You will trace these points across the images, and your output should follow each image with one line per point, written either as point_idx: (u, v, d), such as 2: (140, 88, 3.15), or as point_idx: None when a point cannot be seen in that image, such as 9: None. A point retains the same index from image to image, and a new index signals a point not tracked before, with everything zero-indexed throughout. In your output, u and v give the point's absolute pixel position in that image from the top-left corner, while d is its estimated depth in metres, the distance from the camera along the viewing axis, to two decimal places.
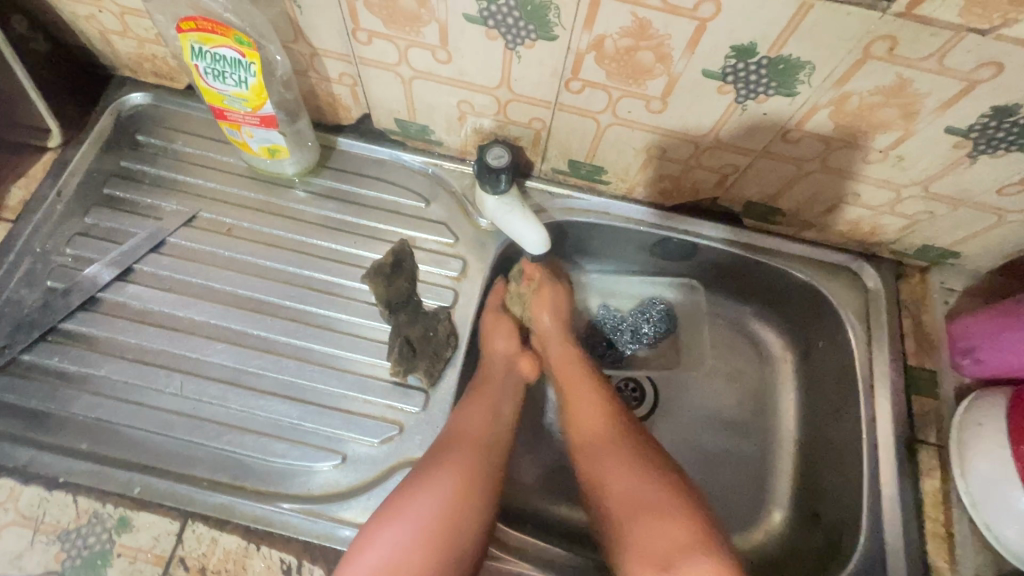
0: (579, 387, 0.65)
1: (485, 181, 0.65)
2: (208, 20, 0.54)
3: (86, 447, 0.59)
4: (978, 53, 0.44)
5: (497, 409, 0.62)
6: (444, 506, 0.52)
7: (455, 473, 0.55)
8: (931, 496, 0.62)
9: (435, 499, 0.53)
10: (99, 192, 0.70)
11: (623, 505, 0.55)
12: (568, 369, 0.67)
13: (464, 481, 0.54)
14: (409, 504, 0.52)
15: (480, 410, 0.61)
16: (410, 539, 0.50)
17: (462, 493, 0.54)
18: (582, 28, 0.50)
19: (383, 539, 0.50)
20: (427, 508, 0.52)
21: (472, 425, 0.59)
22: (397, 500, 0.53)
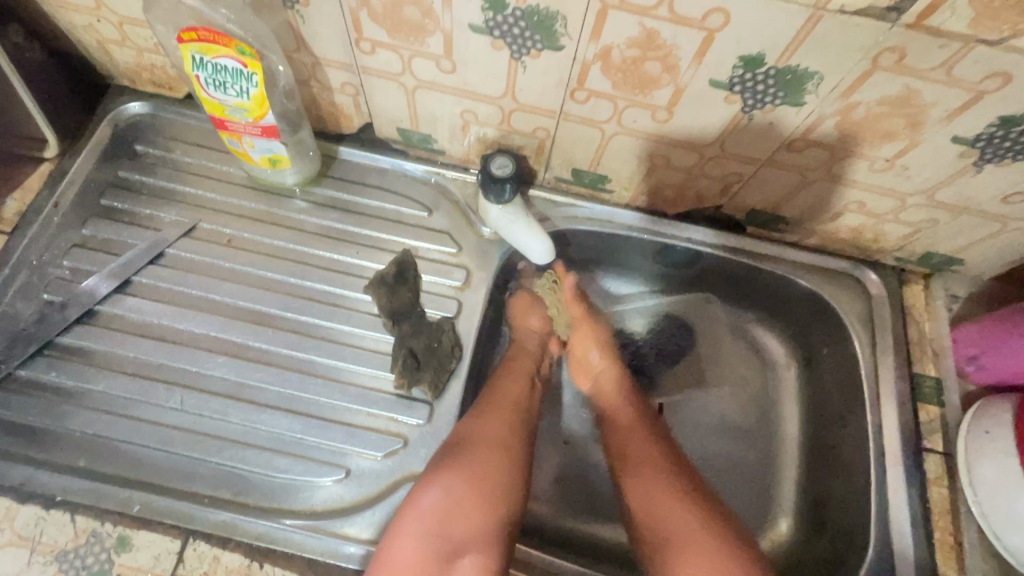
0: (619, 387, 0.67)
1: (490, 192, 0.64)
2: (209, 29, 0.53)
3: (83, 464, 0.58)
4: (986, 64, 0.44)
5: (532, 384, 0.65)
6: (496, 461, 0.55)
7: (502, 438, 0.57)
8: (938, 505, 0.62)
9: (486, 458, 0.54)
10: (97, 203, 0.69)
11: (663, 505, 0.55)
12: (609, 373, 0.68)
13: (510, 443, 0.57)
14: (459, 462, 0.54)
15: (520, 384, 0.63)
16: (462, 488, 0.52)
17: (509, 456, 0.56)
18: (589, 38, 0.50)
19: (438, 485, 0.52)
20: (481, 461, 0.54)
21: (515, 396, 0.62)
22: (447, 455, 0.54)
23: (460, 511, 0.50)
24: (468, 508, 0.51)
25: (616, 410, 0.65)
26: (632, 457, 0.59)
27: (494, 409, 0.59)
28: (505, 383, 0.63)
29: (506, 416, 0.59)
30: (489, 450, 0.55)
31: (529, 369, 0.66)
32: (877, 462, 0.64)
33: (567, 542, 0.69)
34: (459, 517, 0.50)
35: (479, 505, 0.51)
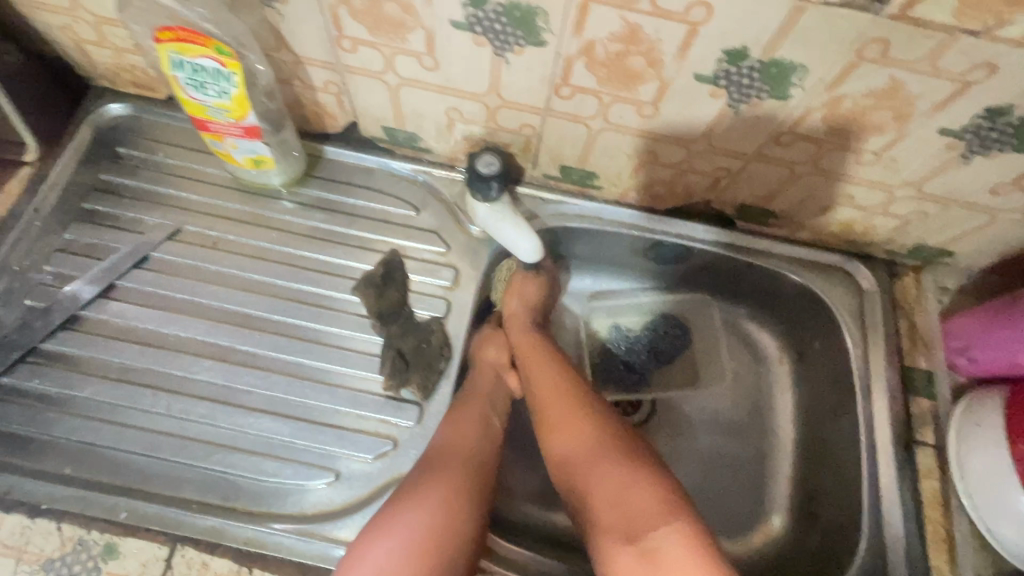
0: (537, 359, 0.64)
1: (478, 191, 0.63)
2: (186, 29, 0.52)
3: (69, 471, 0.57)
4: (972, 54, 0.43)
5: (488, 429, 0.60)
6: (434, 521, 0.49)
7: (443, 494, 0.51)
8: (930, 497, 0.62)
9: (423, 515, 0.49)
10: (79, 207, 0.68)
11: (588, 482, 0.52)
12: (525, 349, 0.65)
13: (452, 497, 0.51)
14: (393, 525, 0.49)
15: (468, 434, 0.58)
16: (396, 547, 0.47)
17: (448, 509, 0.50)
18: (571, 33, 0.49)
19: (368, 559, 0.46)
20: (416, 521, 0.49)
21: (451, 443, 0.57)
22: (383, 520, 0.49)
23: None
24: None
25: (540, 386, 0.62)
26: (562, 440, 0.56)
27: (437, 469, 0.54)
28: (455, 432, 0.58)
29: (451, 470, 0.54)
30: (427, 507, 0.50)
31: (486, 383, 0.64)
32: (868, 455, 0.64)
33: (557, 539, 0.68)
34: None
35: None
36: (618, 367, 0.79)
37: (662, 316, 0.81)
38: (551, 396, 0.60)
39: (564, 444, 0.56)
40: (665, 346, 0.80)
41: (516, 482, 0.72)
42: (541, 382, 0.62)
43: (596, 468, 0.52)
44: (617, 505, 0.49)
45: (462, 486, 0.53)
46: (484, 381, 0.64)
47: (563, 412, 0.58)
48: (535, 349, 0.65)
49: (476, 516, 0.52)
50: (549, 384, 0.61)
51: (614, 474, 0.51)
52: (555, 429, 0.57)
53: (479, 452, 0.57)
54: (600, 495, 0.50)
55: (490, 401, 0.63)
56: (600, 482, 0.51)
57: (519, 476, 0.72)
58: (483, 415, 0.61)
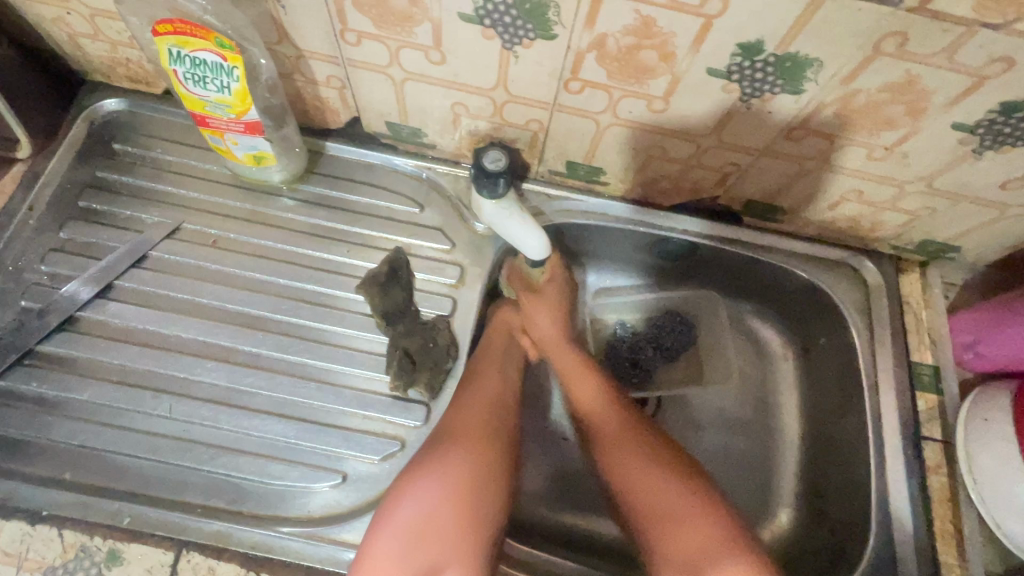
0: (584, 379, 0.65)
1: (484, 186, 0.61)
2: (185, 22, 0.51)
3: (69, 476, 0.56)
4: (990, 48, 0.43)
5: (507, 378, 0.64)
6: (469, 465, 0.54)
7: (473, 439, 0.56)
8: (938, 493, 0.62)
9: (457, 461, 0.54)
10: (74, 205, 0.67)
11: (646, 508, 0.55)
12: (569, 371, 0.66)
13: (481, 443, 0.57)
14: (431, 472, 0.53)
15: (489, 382, 0.62)
16: (434, 497, 0.52)
17: (481, 455, 0.56)
18: (583, 26, 0.48)
19: (410, 501, 0.52)
20: (453, 467, 0.54)
21: (477, 402, 0.60)
22: (420, 465, 0.54)
23: (439, 525, 0.51)
24: (445, 526, 0.51)
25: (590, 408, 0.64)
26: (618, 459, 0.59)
27: (466, 414, 0.59)
28: (478, 380, 0.62)
29: (477, 413, 0.59)
30: (460, 455, 0.55)
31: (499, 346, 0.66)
32: (876, 451, 0.64)
33: (568, 539, 0.68)
34: (438, 529, 0.51)
35: (459, 516, 0.52)
36: (624, 363, 0.78)
37: (667, 312, 0.80)
38: (605, 422, 0.62)
39: (620, 468, 0.58)
40: (671, 341, 0.78)
41: (523, 480, 0.71)
42: (592, 405, 0.64)
43: (653, 494, 0.55)
44: (677, 535, 0.52)
45: (488, 430, 0.58)
46: (498, 341, 0.67)
47: (618, 436, 0.61)
48: (581, 367, 0.66)
49: (502, 455, 0.57)
50: (605, 410, 0.63)
51: (673, 505, 0.54)
52: (611, 456, 0.60)
53: (502, 397, 0.62)
54: (658, 523, 0.54)
55: (502, 360, 0.65)
56: (659, 510, 0.54)
57: (526, 475, 0.72)
58: (500, 364, 0.65)
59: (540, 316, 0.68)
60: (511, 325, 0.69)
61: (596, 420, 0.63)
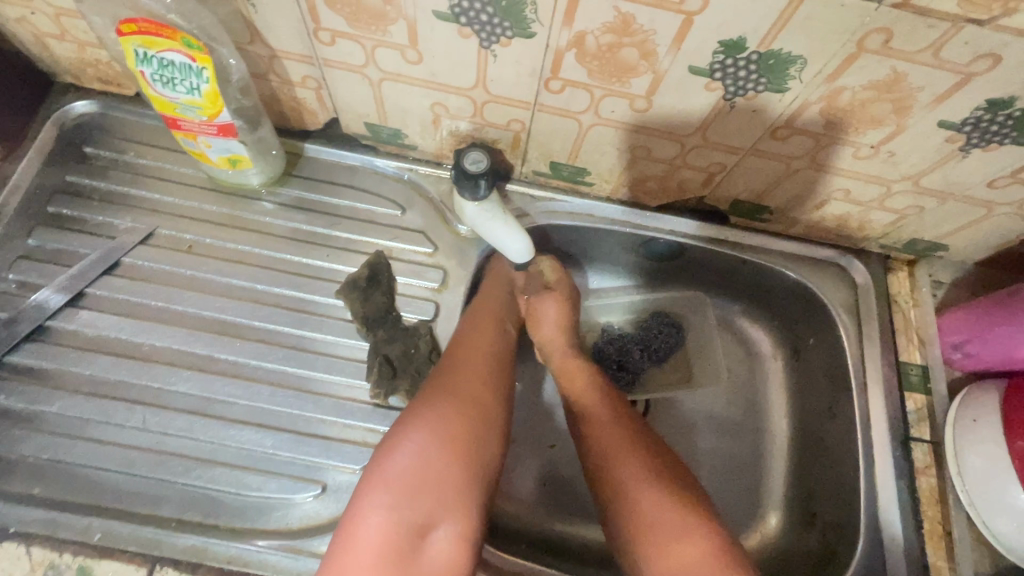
0: (582, 379, 0.64)
1: (466, 190, 0.60)
2: (150, 21, 0.49)
3: (38, 492, 0.54)
4: (976, 44, 0.42)
5: (505, 333, 0.63)
6: (464, 410, 0.52)
7: (468, 387, 0.55)
8: (927, 494, 0.61)
9: (452, 407, 0.52)
10: (43, 210, 0.65)
11: (635, 505, 0.52)
12: (568, 370, 0.65)
13: (477, 390, 0.55)
14: (423, 419, 0.51)
15: (483, 334, 0.61)
16: (430, 449, 0.49)
17: (479, 403, 0.53)
18: (561, 24, 0.47)
19: (401, 450, 0.49)
20: (447, 412, 0.52)
21: (478, 358, 0.58)
22: (410, 415, 0.51)
23: (435, 471, 0.48)
24: (441, 478, 0.48)
25: (588, 402, 0.62)
26: (612, 450, 0.56)
27: (461, 364, 0.57)
28: (473, 334, 0.61)
29: (472, 362, 0.57)
30: (453, 404, 0.53)
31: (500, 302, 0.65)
32: (865, 453, 0.63)
33: (552, 545, 0.68)
34: (434, 474, 0.48)
35: (456, 468, 0.49)
36: (611, 365, 0.76)
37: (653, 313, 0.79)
38: (598, 418, 0.60)
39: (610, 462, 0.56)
40: (659, 343, 0.77)
41: (510, 486, 0.70)
42: (588, 401, 0.62)
43: (643, 491, 0.53)
44: (665, 532, 0.49)
45: (484, 379, 0.56)
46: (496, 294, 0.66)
47: (612, 432, 0.58)
48: (579, 367, 0.65)
49: (497, 400, 0.56)
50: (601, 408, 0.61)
51: (664, 506, 0.51)
52: (603, 451, 0.57)
53: (498, 348, 0.61)
54: (647, 519, 0.51)
55: (501, 311, 0.64)
56: (648, 505, 0.52)
57: (512, 480, 0.71)
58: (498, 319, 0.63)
59: (546, 318, 0.67)
60: (513, 281, 0.68)
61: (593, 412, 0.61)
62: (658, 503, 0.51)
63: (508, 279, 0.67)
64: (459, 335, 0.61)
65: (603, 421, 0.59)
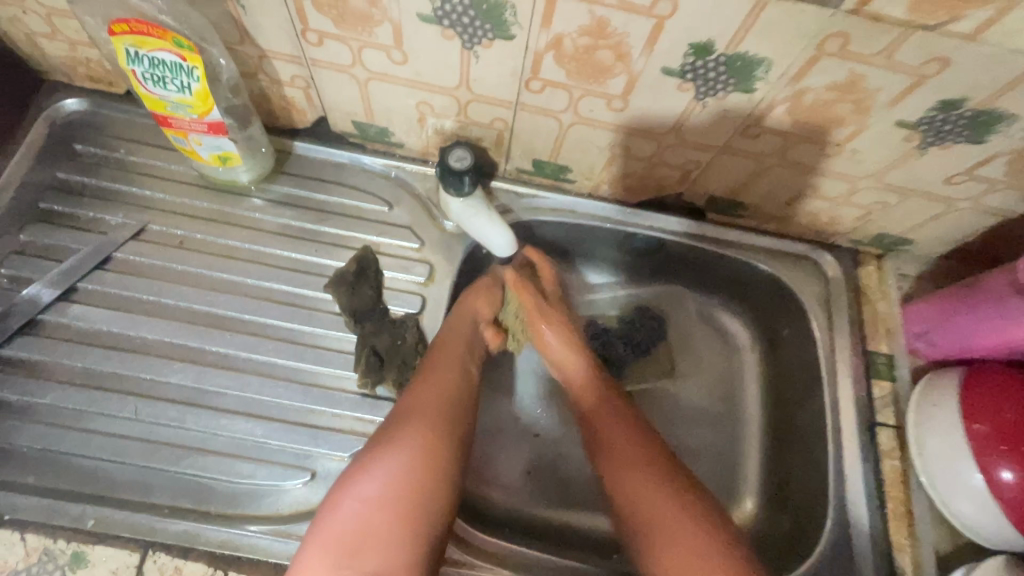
0: (586, 385, 0.64)
1: (450, 185, 0.63)
2: (141, 21, 0.50)
3: (33, 480, 0.55)
4: (925, 49, 0.45)
5: (466, 371, 0.61)
6: (412, 464, 0.51)
7: (419, 439, 0.53)
8: (891, 476, 0.65)
9: (402, 460, 0.51)
10: (35, 207, 0.66)
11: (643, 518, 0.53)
12: (575, 379, 0.65)
13: (430, 434, 0.54)
14: (372, 470, 0.51)
15: (442, 377, 0.59)
16: (372, 506, 0.49)
17: (428, 449, 0.52)
18: (539, 27, 0.49)
19: (348, 501, 0.49)
20: (393, 467, 0.51)
21: (432, 398, 0.57)
22: (360, 463, 0.52)
23: (376, 529, 0.48)
24: (382, 537, 0.48)
25: (592, 410, 0.63)
26: (615, 460, 0.58)
27: (414, 411, 0.55)
28: (434, 380, 0.58)
29: (425, 407, 0.56)
30: (401, 452, 0.52)
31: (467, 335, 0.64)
32: (834, 438, 0.66)
33: (538, 530, 0.69)
34: (376, 532, 0.48)
35: (398, 526, 0.48)
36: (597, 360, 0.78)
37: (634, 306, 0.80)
38: (603, 425, 0.61)
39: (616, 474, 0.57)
40: (642, 338, 0.80)
41: (496, 474, 0.72)
42: (593, 409, 0.63)
43: (649, 502, 0.53)
44: (670, 547, 0.51)
45: (439, 427, 0.54)
46: (461, 326, 0.64)
47: (618, 442, 0.58)
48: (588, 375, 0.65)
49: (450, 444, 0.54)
50: (604, 415, 0.61)
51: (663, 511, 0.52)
52: (610, 465, 0.58)
53: (458, 393, 0.58)
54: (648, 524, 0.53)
55: (467, 346, 0.63)
56: (655, 518, 0.53)
57: (500, 467, 0.73)
58: (462, 358, 0.61)
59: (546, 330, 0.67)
60: (479, 311, 0.66)
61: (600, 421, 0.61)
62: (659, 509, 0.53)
63: (472, 310, 0.65)
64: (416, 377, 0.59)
65: (605, 429, 0.60)
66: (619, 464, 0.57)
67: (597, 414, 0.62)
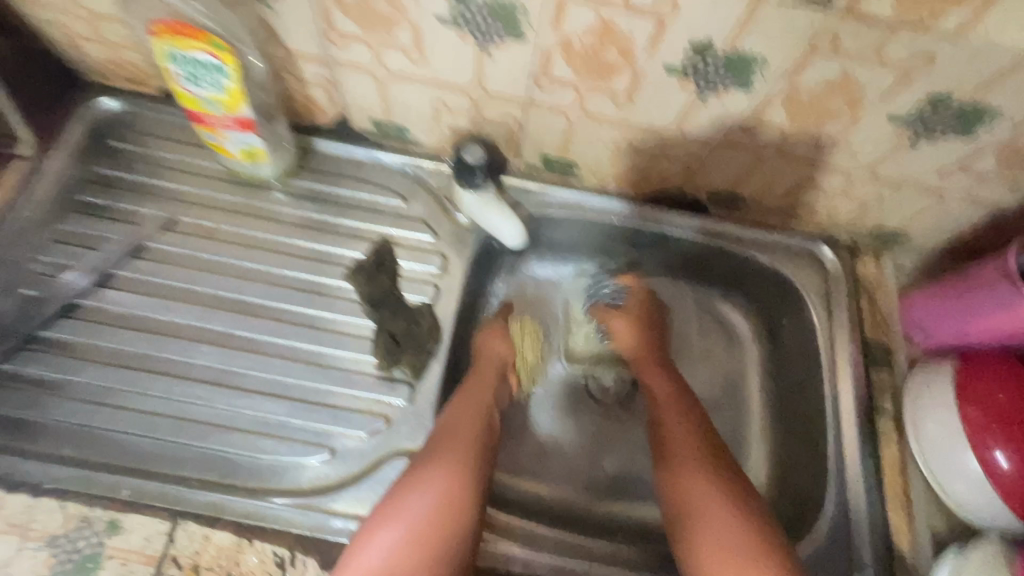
0: (653, 370, 0.71)
1: (466, 180, 0.67)
2: (182, 24, 0.54)
3: (70, 453, 0.59)
4: (911, 46, 0.48)
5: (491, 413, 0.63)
6: (438, 508, 0.52)
7: (448, 480, 0.54)
8: (889, 460, 0.67)
9: (431, 502, 0.52)
10: (73, 199, 0.70)
11: (701, 544, 0.53)
12: (643, 365, 0.72)
13: (462, 467, 0.55)
14: (400, 510, 0.52)
15: (469, 420, 0.60)
16: (402, 540, 0.49)
17: (460, 483, 0.54)
18: (549, 27, 0.53)
19: (375, 542, 0.50)
20: (420, 510, 0.51)
21: (461, 431, 0.59)
22: (392, 500, 0.53)
23: (399, 574, 0.47)
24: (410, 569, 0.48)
25: (658, 394, 0.68)
26: (671, 437, 0.63)
27: (441, 455, 0.56)
28: (461, 419, 0.60)
29: (453, 453, 0.56)
30: (434, 485, 0.53)
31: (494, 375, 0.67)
32: (832, 424, 0.68)
33: (546, 513, 0.71)
34: None
35: (427, 556, 0.49)
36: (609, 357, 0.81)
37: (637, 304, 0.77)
38: (666, 401, 0.67)
39: (683, 490, 0.58)
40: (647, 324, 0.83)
41: (506, 459, 0.74)
42: (658, 392, 0.68)
43: (712, 528, 0.54)
44: (708, 523, 0.54)
45: (469, 461, 0.56)
46: (490, 370, 0.67)
47: (691, 450, 0.61)
48: (653, 364, 0.71)
49: (478, 478, 0.56)
50: (668, 399, 0.67)
51: (707, 487, 0.57)
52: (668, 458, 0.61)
53: (482, 438, 0.59)
54: (690, 495, 0.57)
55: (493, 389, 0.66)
56: (698, 494, 0.57)
57: (511, 452, 0.75)
58: (487, 405, 0.63)
59: (618, 323, 0.75)
60: (505, 356, 0.70)
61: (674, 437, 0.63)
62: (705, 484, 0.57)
63: (498, 354, 0.69)
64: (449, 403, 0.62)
65: (666, 410, 0.66)
66: (676, 441, 0.62)
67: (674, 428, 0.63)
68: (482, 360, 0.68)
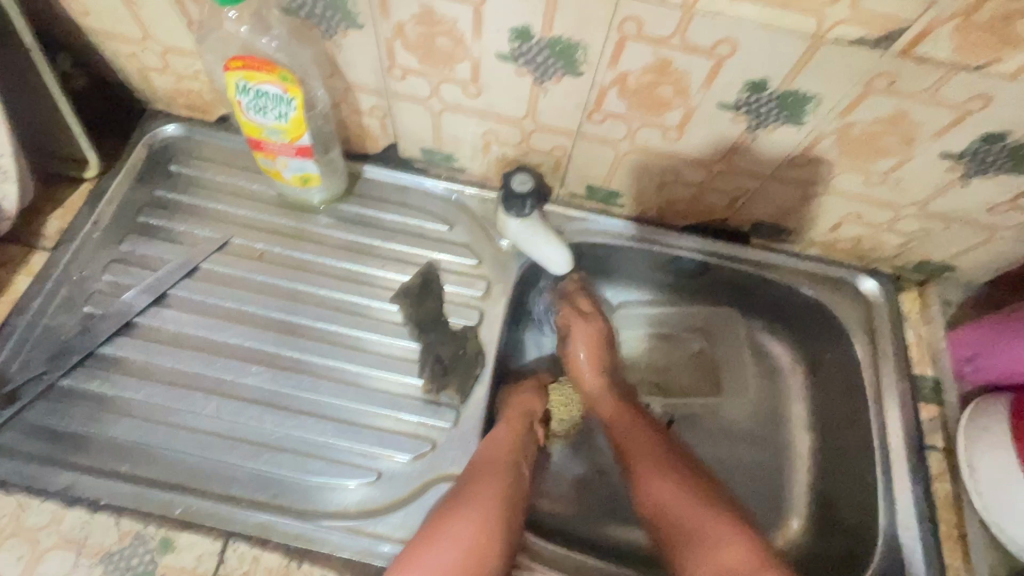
0: (616, 411, 0.71)
1: (512, 208, 0.69)
2: (254, 58, 0.57)
3: (126, 469, 0.60)
4: (969, 87, 0.49)
5: (517, 466, 0.62)
6: (456, 560, 0.52)
7: (471, 532, 0.54)
8: (943, 499, 0.65)
9: (451, 554, 0.52)
10: (134, 220, 0.72)
11: (684, 537, 0.58)
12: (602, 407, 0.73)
13: (489, 517, 0.55)
14: (422, 557, 0.52)
15: (497, 475, 0.59)
16: None
17: (483, 539, 0.54)
18: (606, 65, 0.54)
19: None
20: (442, 559, 0.52)
21: (485, 487, 0.58)
22: (416, 548, 0.53)
23: None
24: None
25: (627, 433, 0.68)
26: (644, 461, 0.65)
27: (463, 504, 0.56)
28: (484, 473, 0.60)
29: (476, 505, 0.56)
30: (453, 534, 0.54)
31: (520, 425, 0.66)
32: (881, 460, 0.67)
33: (587, 542, 0.71)
34: None
35: None
36: (646, 384, 0.82)
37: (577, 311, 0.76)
38: (629, 431, 0.69)
39: (670, 511, 0.60)
40: (684, 347, 0.84)
41: (547, 486, 0.75)
42: (624, 431, 0.69)
43: (686, 517, 0.59)
44: (703, 544, 0.57)
45: (494, 517, 0.56)
46: (517, 423, 0.66)
47: (661, 474, 0.63)
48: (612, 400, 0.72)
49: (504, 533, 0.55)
50: (636, 433, 0.68)
51: (699, 518, 0.59)
52: (650, 485, 0.63)
53: (508, 493, 0.59)
54: (681, 518, 0.59)
55: (524, 445, 0.65)
56: (688, 520, 0.59)
57: (546, 478, 0.75)
58: (514, 458, 0.62)
59: (576, 342, 0.75)
60: (535, 409, 0.69)
61: (627, 444, 0.68)
62: (692, 512, 0.59)
63: (528, 407, 0.69)
64: (484, 446, 0.63)
65: (640, 443, 0.67)
66: (648, 466, 0.64)
67: (621, 434, 0.69)
68: (511, 406, 0.68)
